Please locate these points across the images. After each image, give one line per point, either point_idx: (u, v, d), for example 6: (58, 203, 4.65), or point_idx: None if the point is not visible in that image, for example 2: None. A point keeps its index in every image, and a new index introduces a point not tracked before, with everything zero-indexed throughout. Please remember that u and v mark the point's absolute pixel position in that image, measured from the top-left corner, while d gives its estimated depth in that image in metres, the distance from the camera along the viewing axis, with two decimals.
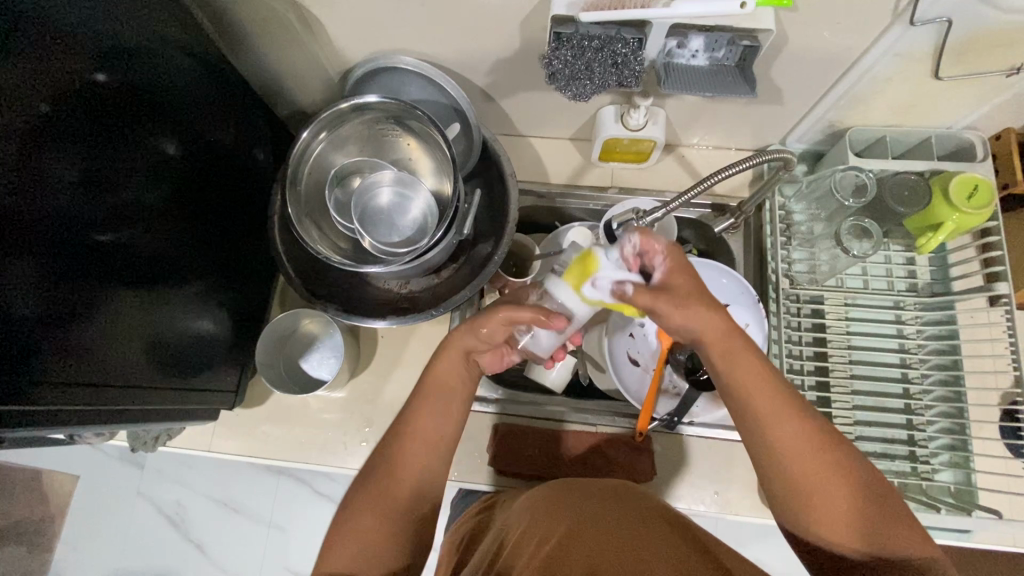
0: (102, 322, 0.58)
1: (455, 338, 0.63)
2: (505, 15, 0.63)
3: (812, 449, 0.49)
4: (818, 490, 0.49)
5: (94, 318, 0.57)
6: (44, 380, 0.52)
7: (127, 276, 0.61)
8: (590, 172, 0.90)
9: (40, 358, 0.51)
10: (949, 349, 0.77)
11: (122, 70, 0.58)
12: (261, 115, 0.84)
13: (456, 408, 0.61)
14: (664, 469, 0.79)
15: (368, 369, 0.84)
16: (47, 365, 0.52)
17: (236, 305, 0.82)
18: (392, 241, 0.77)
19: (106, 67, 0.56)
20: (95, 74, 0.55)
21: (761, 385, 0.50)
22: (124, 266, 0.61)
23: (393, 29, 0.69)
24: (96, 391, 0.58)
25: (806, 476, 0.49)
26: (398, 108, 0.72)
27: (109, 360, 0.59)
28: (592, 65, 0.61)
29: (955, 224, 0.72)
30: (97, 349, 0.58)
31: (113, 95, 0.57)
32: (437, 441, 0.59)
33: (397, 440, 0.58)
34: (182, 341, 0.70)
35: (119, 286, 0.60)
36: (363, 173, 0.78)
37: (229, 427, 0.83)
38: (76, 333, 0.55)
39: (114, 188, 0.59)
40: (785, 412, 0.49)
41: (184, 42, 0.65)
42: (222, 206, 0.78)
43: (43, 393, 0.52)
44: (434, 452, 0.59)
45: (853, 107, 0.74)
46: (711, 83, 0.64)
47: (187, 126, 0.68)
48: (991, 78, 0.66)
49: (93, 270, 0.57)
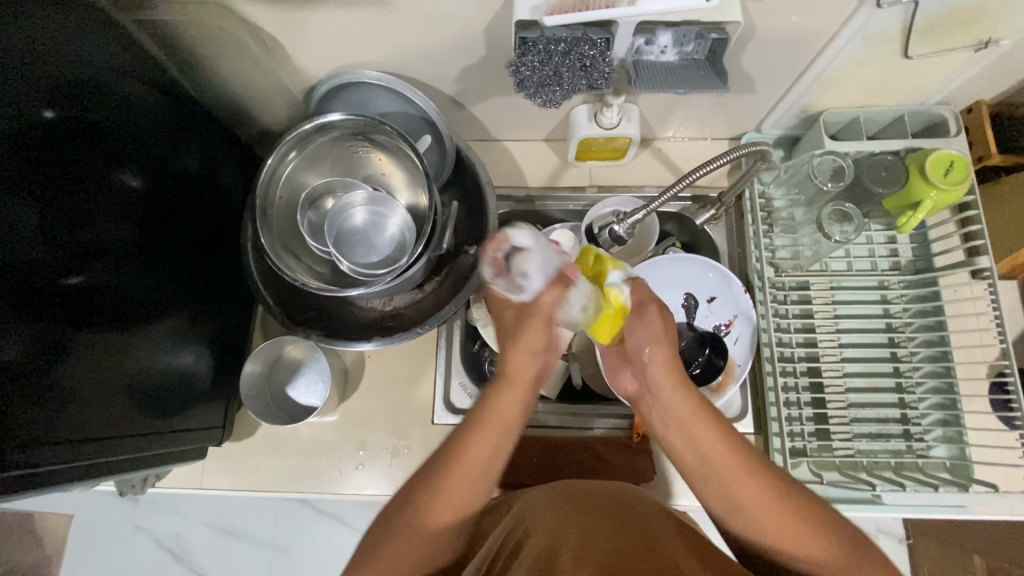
0: (80, 370, 0.57)
1: (519, 368, 0.56)
2: (469, 21, 0.62)
3: (749, 475, 0.51)
4: (771, 524, 0.50)
5: (69, 366, 0.55)
6: (28, 439, 0.51)
7: (99, 319, 0.60)
8: (567, 173, 0.89)
9: (23, 412, 0.50)
10: (935, 325, 0.77)
11: (73, 105, 0.55)
12: (226, 138, 0.81)
13: (510, 449, 0.56)
14: (664, 469, 0.78)
15: (358, 391, 0.83)
16: (29, 421, 0.51)
17: (215, 336, 0.79)
18: (372, 260, 0.75)
19: (54, 103, 0.53)
20: (44, 111, 0.53)
21: (716, 439, 0.53)
22: (96, 309, 0.59)
23: (353, 43, 0.67)
24: (83, 445, 0.57)
25: (785, 539, 0.50)
26: (364, 124, 0.69)
27: (94, 407, 0.58)
28: (560, 70, 0.59)
29: (934, 203, 0.71)
30: (75, 399, 0.56)
31: (67, 132, 0.55)
32: (485, 478, 0.55)
33: (448, 461, 0.54)
34: (162, 377, 0.68)
35: (92, 332, 0.58)
36: (336, 194, 0.75)
37: (219, 463, 0.81)
38: (54, 385, 0.54)
39: (74, 229, 0.57)
40: (743, 466, 0.51)
41: (139, 70, 0.62)
42: (192, 236, 0.75)
43: (31, 453, 0.51)
44: (486, 483, 0.55)
45: (826, 91, 0.73)
46: (684, 80, 0.63)
47: (147, 157, 0.66)
48: (960, 53, 0.65)
49: (62, 316, 0.55)
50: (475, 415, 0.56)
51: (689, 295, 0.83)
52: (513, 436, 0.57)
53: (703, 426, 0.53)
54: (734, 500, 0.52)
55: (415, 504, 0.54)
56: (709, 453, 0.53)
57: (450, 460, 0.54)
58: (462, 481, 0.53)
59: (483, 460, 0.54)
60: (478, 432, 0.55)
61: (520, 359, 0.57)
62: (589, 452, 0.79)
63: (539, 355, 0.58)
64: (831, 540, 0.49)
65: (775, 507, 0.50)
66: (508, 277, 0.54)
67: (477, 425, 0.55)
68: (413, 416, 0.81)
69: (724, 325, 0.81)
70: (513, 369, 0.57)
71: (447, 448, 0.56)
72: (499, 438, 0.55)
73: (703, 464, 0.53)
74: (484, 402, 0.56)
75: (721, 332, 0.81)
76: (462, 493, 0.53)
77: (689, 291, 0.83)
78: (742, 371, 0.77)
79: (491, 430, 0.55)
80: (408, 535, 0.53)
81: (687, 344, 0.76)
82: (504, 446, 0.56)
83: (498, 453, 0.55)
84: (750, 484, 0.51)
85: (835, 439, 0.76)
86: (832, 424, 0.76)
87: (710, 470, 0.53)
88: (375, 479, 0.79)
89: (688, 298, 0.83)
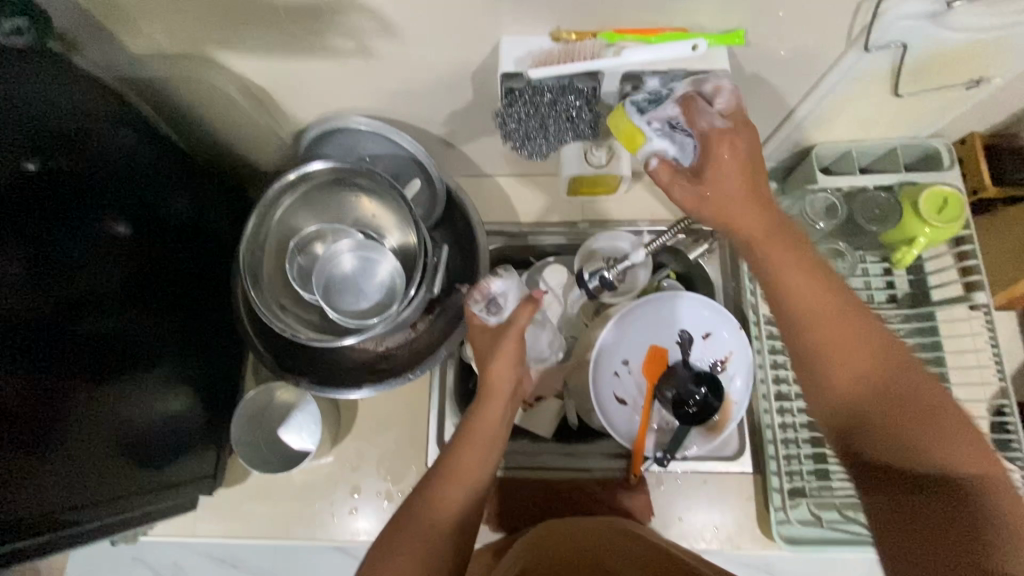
0: (72, 424, 0.57)
1: (494, 381, 0.62)
2: (456, 68, 0.62)
3: (838, 312, 0.51)
4: (851, 340, 0.50)
5: (63, 417, 0.56)
6: (30, 509, 0.52)
7: (91, 371, 0.59)
8: (560, 208, 0.88)
9: (26, 466, 0.52)
10: (934, 360, 0.76)
11: (57, 156, 0.55)
12: (217, 180, 0.81)
13: (494, 458, 0.62)
14: (661, 510, 0.77)
15: (351, 433, 0.82)
16: (33, 485, 0.53)
17: (206, 382, 0.77)
18: (361, 307, 0.74)
19: (36, 154, 0.53)
20: (26, 163, 0.52)
21: (808, 284, 0.51)
22: (88, 360, 0.59)
23: (341, 89, 0.67)
24: (80, 506, 0.58)
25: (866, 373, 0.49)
26: (347, 170, 0.69)
27: (89, 464, 0.59)
28: (546, 121, 0.60)
29: (928, 238, 0.71)
30: (63, 457, 0.56)
31: (50, 183, 0.55)
32: (474, 484, 0.60)
33: (441, 473, 0.60)
34: (150, 426, 0.67)
35: (83, 384, 0.58)
36: (325, 239, 0.74)
37: (211, 510, 0.80)
38: (44, 441, 0.53)
39: (61, 282, 0.56)
40: (834, 306, 0.51)
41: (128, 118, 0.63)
42: (183, 281, 0.74)
43: (23, 522, 0.52)
44: (476, 490, 0.60)
45: (817, 126, 0.73)
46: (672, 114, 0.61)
47: (136, 204, 0.66)
48: (952, 91, 0.65)
49: (56, 369, 0.55)
50: (464, 429, 0.62)
51: (683, 332, 0.80)
52: (495, 445, 0.62)
53: (804, 277, 0.52)
54: (819, 329, 0.51)
55: (420, 510, 0.57)
56: (799, 288, 0.51)
57: (441, 474, 0.60)
58: (454, 489, 0.59)
59: (471, 468, 0.60)
60: (465, 444, 0.61)
61: (501, 368, 0.62)
62: (582, 493, 0.79)
63: (517, 369, 0.63)
64: (914, 379, 0.49)
65: (856, 336, 0.50)
66: (491, 307, 0.69)
67: (461, 439, 0.61)
68: (407, 459, 0.80)
69: (719, 362, 0.79)
70: (489, 383, 0.62)
71: (438, 464, 0.61)
72: (483, 446, 0.61)
73: (790, 302, 0.52)
74: (467, 419, 0.63)
75: (716, 369, 0.79)
76: (455, 500, 0.58)
77: (683, 328, 0.80)
78: (738, 409, 0.75)
79: (476, 442, 0.61)
80: (413, 540, 0.55)
81: (682, 381, 0.77)
82: (489, 456, 0.61)
83: (483, 464, 0.60)
84: (840, 319, 0.50)
85: (834, 479, 0.75)
86: (831, 463, 0.75)
87: (798, 307, 0.51)
88: (370, 525, 0.78)
89: (683, 335, 0.79)
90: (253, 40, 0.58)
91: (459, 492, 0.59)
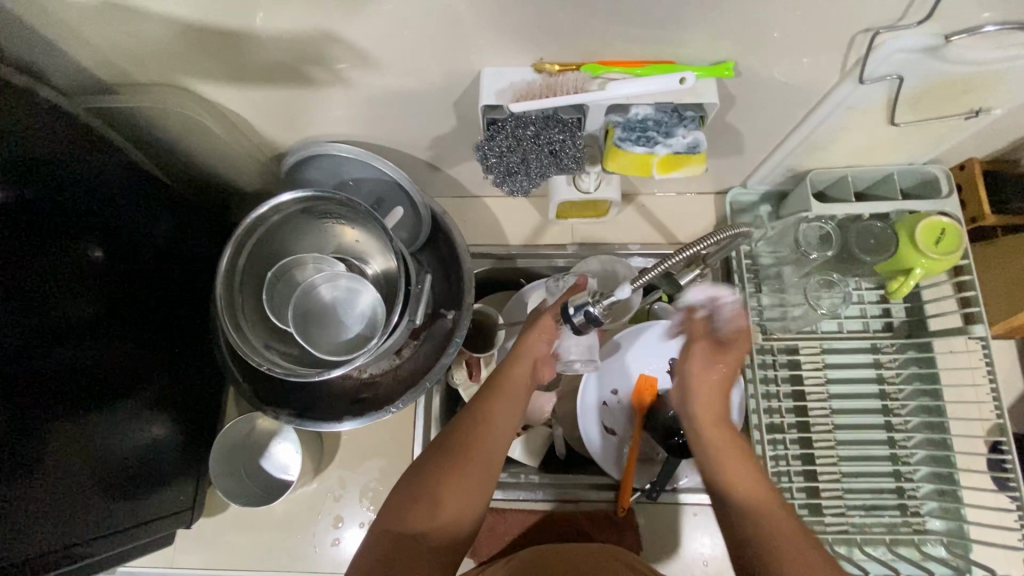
0: (50, 460, 0.56)
1: (529, 344, 0.65)
2: (438, 96, 0.60)
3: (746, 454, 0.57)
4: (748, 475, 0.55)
5: (46, 449, 0.55)
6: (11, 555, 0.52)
7: (73, 404, 0.59)
8: (549, 230, 0.86)
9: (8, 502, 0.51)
10: (930, 392, 0.75)
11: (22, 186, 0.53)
12: (197, 203, 0.79)
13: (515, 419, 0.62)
14: (651, 542, 0.76)
15: (334, 463, 0.80)
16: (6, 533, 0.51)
17: (186, 411, 0.75)
18: (343, 337, 0.72)
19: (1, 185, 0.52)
20: None
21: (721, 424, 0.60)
22: (71, 392, 0.58)
23: (320, 114, 0.65)
24: (48, 552, 0.56)
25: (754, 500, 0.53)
26: (322, 199, 0.67)
27: (59, 506, 0.56)
28: (527, 155, 0.58)
29: (925, 269, 0.69)
30: (37, 495, 0.54)
31: (15, 214, 0.53)
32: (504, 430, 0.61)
33: (472, 414, 0.61)
34: (127, 459, 0.65)
35: (66, 416, 0.58)
36: (305, 267, 0.73)
37: (191, 541, 0.78)
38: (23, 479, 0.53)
39: (32, 316, 0.55)
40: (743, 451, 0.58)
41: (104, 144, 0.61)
42: (163, 307, 0.72)
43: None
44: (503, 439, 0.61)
45: (810, 153, 0.71)
46: (661, 137, 0.57)
47: (113, 230, 0.64)
48: (949, 121, 0.63)
49: (38, 404, 0.55)
50: (493, 384, 0.64)
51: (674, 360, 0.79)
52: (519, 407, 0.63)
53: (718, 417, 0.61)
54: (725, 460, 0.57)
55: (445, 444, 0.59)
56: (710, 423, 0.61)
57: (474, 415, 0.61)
58: (482, 431, 0.59)
59: (500, 416, 0.61)
60: (497, 393, 0.62)
61: (535, 338, 0.66)
62: (566, 524, 0.76)
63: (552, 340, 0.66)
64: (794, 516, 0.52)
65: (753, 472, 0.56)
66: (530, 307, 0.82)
67: (494, 390, 0.63)
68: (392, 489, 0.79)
69: None
70: (524, 345, 0.65)
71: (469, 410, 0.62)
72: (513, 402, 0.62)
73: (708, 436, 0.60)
74: (497, 375, 0.64)
75: None
76: (482, 439, 0.59)
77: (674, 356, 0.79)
78: None
79: (505, 396, 0.62)
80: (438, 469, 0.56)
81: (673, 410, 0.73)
82: (514, 413, 0.62)
83: (507, 419, 0.61)
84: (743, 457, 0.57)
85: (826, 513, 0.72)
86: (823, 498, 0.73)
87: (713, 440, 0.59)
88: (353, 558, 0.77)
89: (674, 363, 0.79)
90: (228, 69, 0.57)
91: (488, 435, 0.59)
